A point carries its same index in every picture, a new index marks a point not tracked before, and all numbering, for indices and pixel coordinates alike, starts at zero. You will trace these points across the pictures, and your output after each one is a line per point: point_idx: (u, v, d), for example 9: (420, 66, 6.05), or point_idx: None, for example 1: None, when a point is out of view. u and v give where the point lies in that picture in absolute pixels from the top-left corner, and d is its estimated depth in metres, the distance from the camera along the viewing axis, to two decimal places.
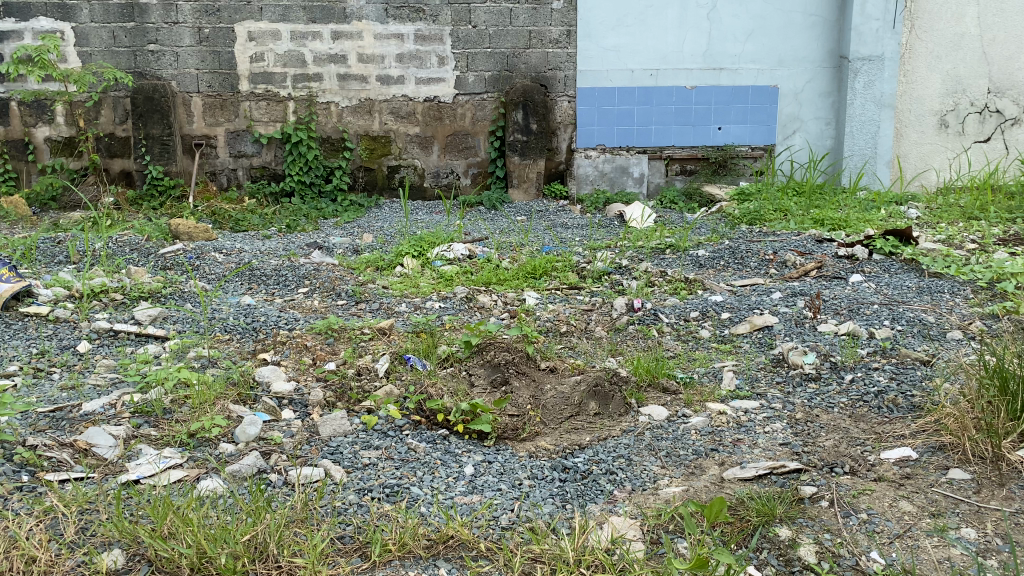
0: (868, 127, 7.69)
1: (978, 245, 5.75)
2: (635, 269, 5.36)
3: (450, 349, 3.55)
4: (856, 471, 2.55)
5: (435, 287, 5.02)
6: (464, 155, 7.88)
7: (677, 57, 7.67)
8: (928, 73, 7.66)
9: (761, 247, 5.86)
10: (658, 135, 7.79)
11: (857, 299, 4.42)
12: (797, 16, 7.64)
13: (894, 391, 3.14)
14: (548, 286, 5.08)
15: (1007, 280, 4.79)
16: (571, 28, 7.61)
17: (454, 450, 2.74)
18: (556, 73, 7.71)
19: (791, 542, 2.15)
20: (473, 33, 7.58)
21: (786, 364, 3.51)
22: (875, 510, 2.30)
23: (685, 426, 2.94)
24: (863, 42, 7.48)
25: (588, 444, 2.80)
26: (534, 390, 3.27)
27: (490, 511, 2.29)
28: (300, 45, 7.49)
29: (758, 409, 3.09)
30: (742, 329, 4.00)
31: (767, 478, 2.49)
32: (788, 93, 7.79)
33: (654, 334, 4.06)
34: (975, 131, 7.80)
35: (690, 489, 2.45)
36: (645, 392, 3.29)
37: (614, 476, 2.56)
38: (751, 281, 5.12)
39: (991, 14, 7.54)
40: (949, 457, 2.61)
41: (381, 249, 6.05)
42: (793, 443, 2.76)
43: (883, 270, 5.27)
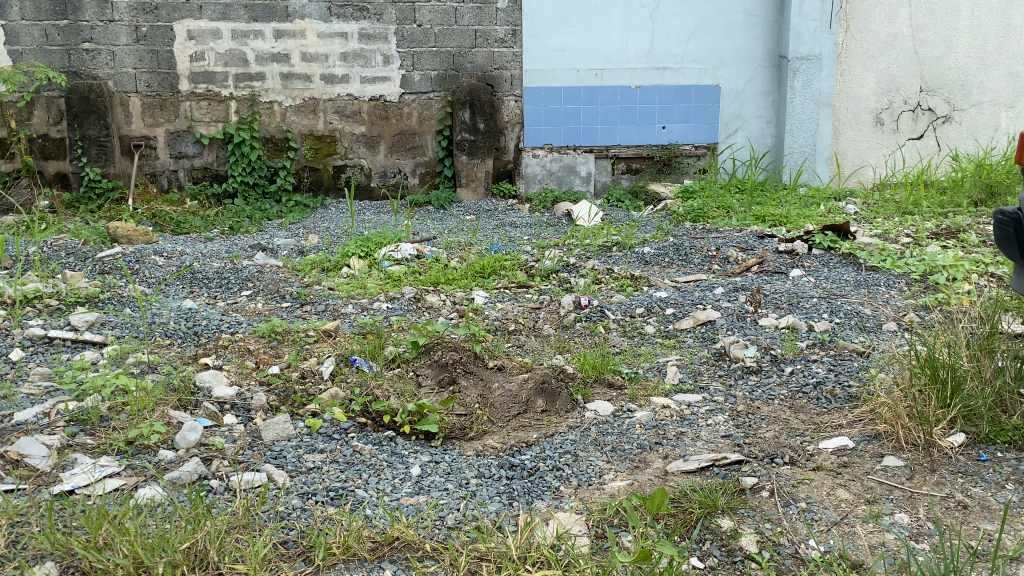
0: (807, 125, 7.88)
1: (912, 239, 5.93)
2: (582, 266, 5.40)
3: (397, 350, 3.53)
4: (795, 461, 2.60)
5: (383, 287, 4.99)
6: (411, 155, 7.85)
7: (622, 56, 7.74)
8: (863, 72, 7.88)
9: (704, 244, 5.95)
10: (604, 134, 7.86)
11: (797, 293, 4.52)
12: (737, 16, 7.77)
13: (831, 381, 3.23)
14: (496, 285, 5.09)
15: (939, 273, 4.96)
16: (515, 27, 7.64)
17: (401, 451, 2.72)
18: (502, 72, 7.72)
19: (733, 532, 2.18)
20: (418, 32, 7.55)
21: (727, 358, 3.58)
22: (813, 498, 2.36)
23: (630, 420, 2.97)
24: (801, 42, 7.66)
25: (535, 441, 2.81)
26: (482, 389, 3.27)
27: (436, 512, 2.28)
28: (242, 45, 7.37)
29: (701, 403, 3.14)
30: (685, 325, 4.07)
31: (709, 470, 2.53)
32: (730, 92, 7.93)
33: (601, 331, 4.10)
34: (909, 129, 8.04)
35: (635, 483, 2.47)
36: (591, 388, 3.32)
37: (561, 472, 2.57)
38: (695, 277, 5.20)
39: (922, 15, 7.76)
40: (884, 445, 2.69)
41: (327, 250, 6.00)
42: (734, 436, 2.81)
43: (822, 264, 5.40)
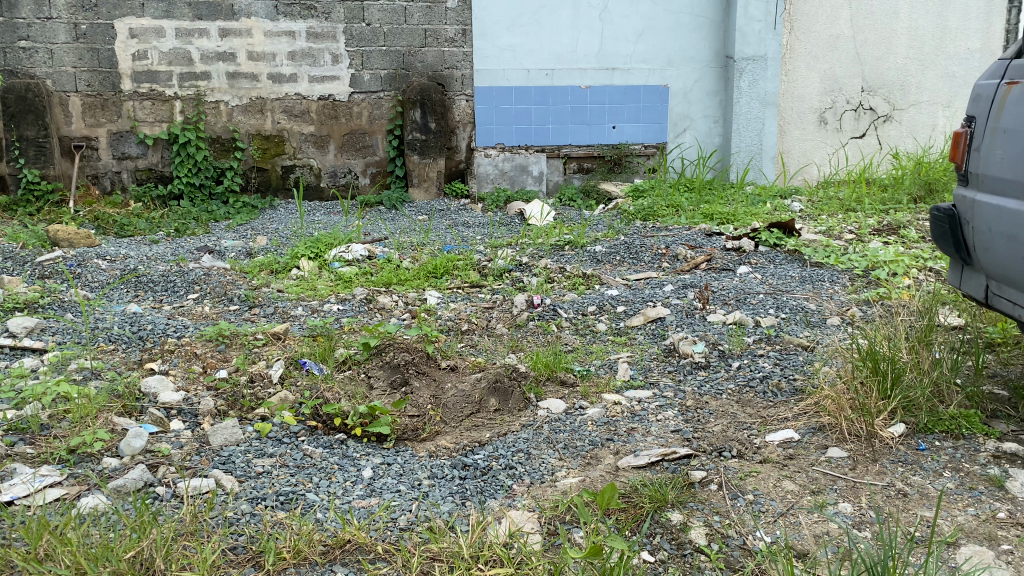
0: (754, 124, 8.02)
1: (855, 236, 6.08)
2: (535, 266, 5.42)
3: (348, 352, 3.51)
4: (743, 454, 2.65)
5: (334, 289, 4.95)
6: (361, 154, 7.80)
7: (572, 56, 7.79)
8: (807, 73, 8.06)
9: (654, 242, 6.03)
10: (556, 134, 7.89)
11: (743, 290, 4.61)
12: (684, 17, 7.88)
13: (777, 375, 3.30)
14: (449, 285, 5.08)
15: (880, 268, 5.10)
16: (466, 27, 7.64)
17: (352, 454, 2.70)
18: (452, 71, 7.71)
19: (682, 525, 2.21)
20: (367, 31, 7.50)
21: (677, 353, 3.64)
22: (760, 490, 2.41)
23: (582, 417, 3.00)
24: (747, 42, 7.80)
25: (488, 441, 2.82)
26: (435, 390, 3.26)
27: (389, 513, 2.26)
28: (186, 43, 7.23)
29: (651, 398, 3.18)
30: (636, 322, 4.12)
31: (659, 464, 2.56)
32: (678, 92, 8.04)
33: (554, 329, 4.12)
34: (852, 128, 8.24)
35: (587, 480, 2.49)
36: (543, 386, 3.34)
37: (513, 471, 2.58)
38: (645, 274, 5.27)
39: (862, 17, 7.95)
40: (828, 437, 2.75)
41: (276, 252, 5.92)
42: (684, 430, 2.85)
43: (769, 261, 5.51)
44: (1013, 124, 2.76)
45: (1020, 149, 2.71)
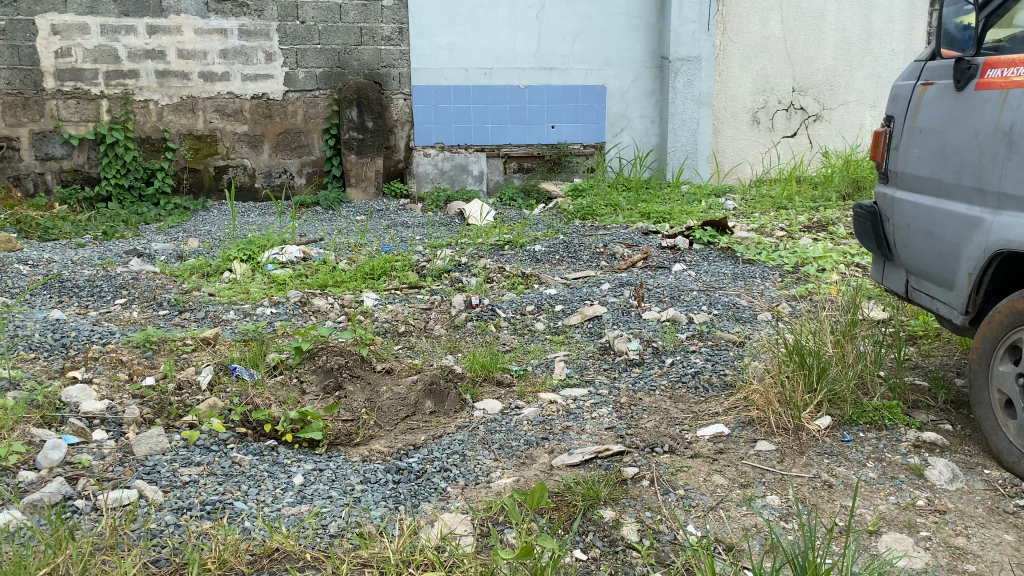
0: (689, 124, 8.15)
1: (786, 233, 6.23)
2: (474, 266, 5.41)
3: (280, 356, 3.44)
4: (675, 450, 2.68)
5: (267, 292, 4.85)
6: (297, 154, 7.68)
7: (510, 56, 7.79)
8: (740, 73, 8.21)
9: (593, 241, 6.08)
10: (495, 133, 7.89)
11: (678, 287, 4.68)
12: (620, 18, 7.96)
13: (708, 371, 3.35)
14: (387, 286, 5.04)
15: (809, 264, 5.23)
16: (402, 25, 7.58)
17: (283, 460, 2.65)
18: (389, 70, 7.64)
19: (614, 522, 2.22)
20: (301, 28, 7.39)
21: (612, 351, 3.67)
22: (691, 485, 2.44)
23: (518, 417, 2.99)
24: (681, 43, 7.92)
25: (423, 443, 2.79)
26: (369, 393, 3.21)
27: (319, 521, 2.22)
28: (112, 40, 7.00)
29: (587, 396, 3.20)
30: (574, 321, 4.13)
31: (593, 462, 2.58)
32: (615, 92, 8.11)
33: (492, 330, 4.11)
34: (783, 127, 8.43)
35: (521, 480, 2.48)
36: (480, 387, 3.32)
37: (447, 473, 2.56)
38: (583, 273, 5.30)
39: (792, 19, 8.14)
40: (757, 430, 2.81)
41: (207, 255, 5.78)
42: (618, 427, 2.87)
43: (703, 258, 5.61)
44: (929, 122, 2.86)
45: (936, 146, 2.81)
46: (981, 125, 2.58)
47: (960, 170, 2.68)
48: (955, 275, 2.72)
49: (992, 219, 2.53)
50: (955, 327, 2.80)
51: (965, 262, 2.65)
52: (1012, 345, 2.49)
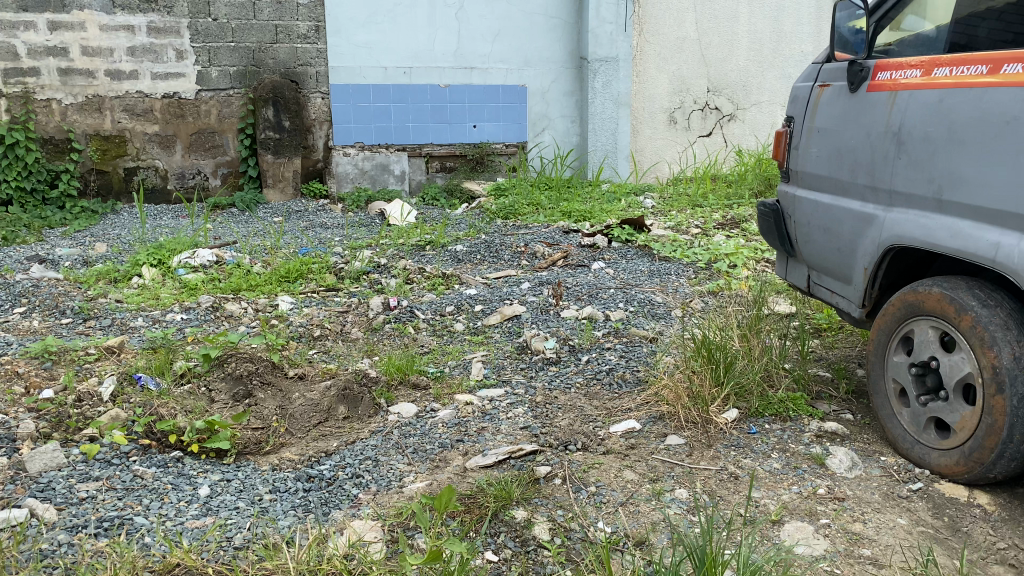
0: (608, 124, 8.26)
1: (701, 230, 6.37)
2: (393, 266, 5.36)
3: (187, 365, 3.33)
4: (587, 447, 2.71)
5: (178, 298, 4.70)
6: (211, 154, 7.48)
7: (430, 55, 7.73)
8: (657, 73, 8.37)
9: (513, 240, 6.09)
10: (416, 132, 7.82)
11: (596, 285, 4.74)
12: (539, 18, 8.00)
13: (622, 367, 3.40)
14: (303, 290, 4.95)
15: (721, 260, 5.37)
16: (318, 23, 7.44)
17: (189, 472, 2.57)
18: (307, 69, 7.50)
19: (526, 522, 2.22)
20: (214, 26, 7.20)
21: (529, 351, 3.69)
22: (602, 482, 2.46)
23: (433, 420, 2.97)
24: (600, 43, 8.01)
25: (335, 450, 2.75)
26: (281, 400, 3.15)
27: (223, 533, 2.16)
28: (11, 37, 6.69)
29: (503, 396, 3.20)
30: (493, 321, 4.13)
31: (506, 463, 2.58)
32: (535, 92, 8.16)
33: (410, 331, 4.07)
34: (699, 127, 8.62)
35: (434, 483, 2.47)
36: (395, 390, 3.28)
37: (360, 480, 2.52)
38: (504, 273, 5.30)
39: (706, 21, 8.31)
40: (667, 425, 2.86)
41: (115, 260, 5.57)
42: (533, 426, 2.88)
43: (621, 256, 5.69)
44: (826, 122, 2.96)
45: (832, 147, 2.91)
46: (872, 126, 2.69)
47: (854, 169, 2.78)
48: (852, 270, 2.83)
49: (885, 215, 2.63)
50: (852, 319, 2.90)
51: (860, 257, 2.76)
52: (905, 336, 2.60)
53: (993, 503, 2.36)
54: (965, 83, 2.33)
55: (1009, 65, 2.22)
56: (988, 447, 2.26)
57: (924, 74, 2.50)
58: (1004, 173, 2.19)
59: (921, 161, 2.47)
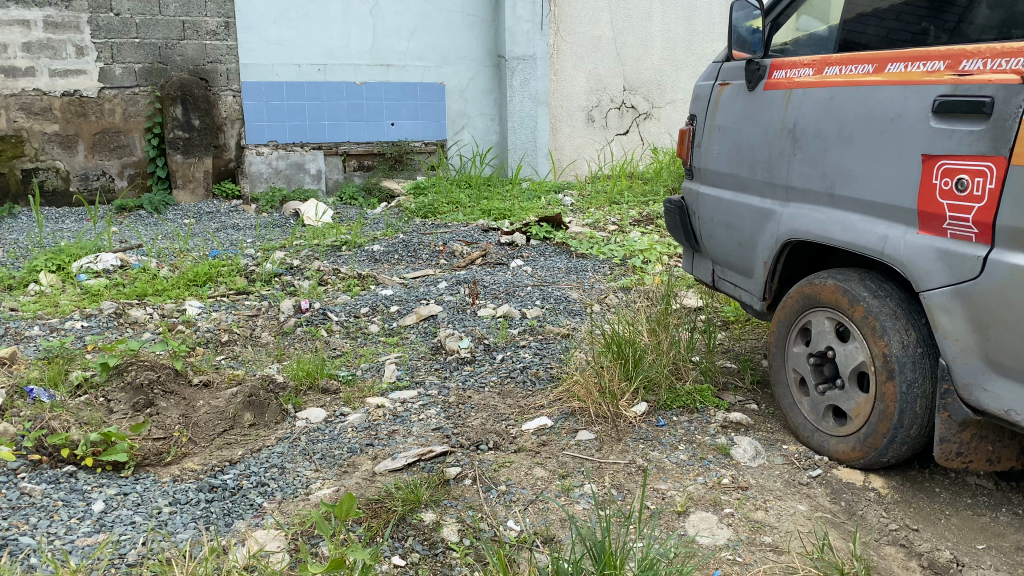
0: (527, 122, 8.29)
1: (618, 227, 6.45)
2: (307, 268, 5.25)
3: (84, 375, 3.18)
4: (499, 446, 2.71)
5: (78, 304, 4.49)
6: (116, 155, 7.20)
7: (344, 52, 7.59)
8: (574, 72, 8.40)
9: (432, 239, 6.05)
10: (331, 131, 7.69)
11: (513, 284, 4.74)
12: (456, 16, 7.97)
13: (536, 365, 3.42)
14: (213, 294, 4.80)
15: (636, 256, 5.45)
16: (228, 19, 7.23)
17: (82, 487, 2.45)
18: (217, 66, 7.28)
19: (435, 525, 2.20)
20: (116, 21, 6.94)
21: (443, 351, 3.66)
22: (512, 480, 2.46)
23: (342, 425, 2.92)
24: (516, 42, 8.04)
25: (239, 458, 2.67)
26: (184, 409, 3.03)
27: (115, 550, 2.07)
28: None
29: (416, 398, 3.17)
30: (408, 321, 4.09)
31: (416, 465, 2.55)
32: (453, 90, 8.12)
33: (323, 334, 3.98)
34: (616, 125, 8.71)
35: (342, 489, 2.42)
36: (304, 395, 3.21)
37: (264, 488, 2.46)
38: (422, 272, 5.24)
39: (620, 20, 8.39)
40: (578, 420, 2.88)
41: (10, 266, 5.29)
42: (444, 427, 2.86)
43: (539, 253, 5.72)
44: (726, 120, 3.03)
45: (732, 144, 2.98)
46: (769, 123, 2.76)
47: (753, 166, 2.85)
48: (753, 264, 2.90)
49: (782, 210, 2.71)
50: (754, 312, 2.97)
51: (760, 252, 2.83)
52: (803, 328, 2.68)
53: (887, 485, 2.45)
54: (853, 81, 2.43)
55: (893, 64, 2.31)
56: (882, 432, 2.34)
57: (816, 73, 2.59)
58: (889, 167, 2.28)
59: (814, 157, 2.55)
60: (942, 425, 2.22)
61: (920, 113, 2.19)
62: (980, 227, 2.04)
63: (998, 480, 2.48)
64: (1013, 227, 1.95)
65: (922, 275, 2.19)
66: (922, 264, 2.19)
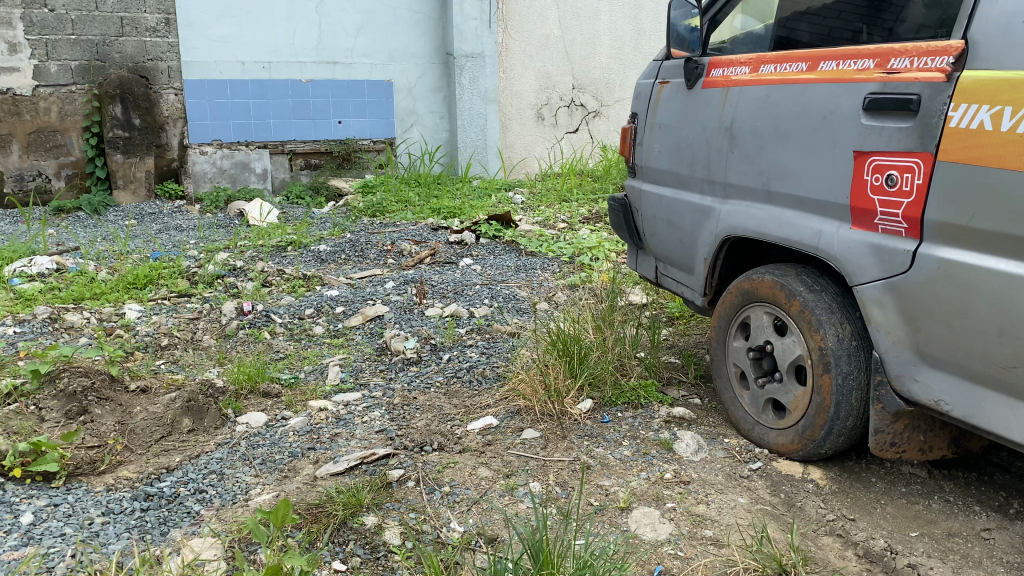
0: (477, 120, 8.25)
1: (568, 224, 6.47)
2: (250, 269, 5.15)
3: (14, 383, 3.06)
4: (444, 446, 2.69)
5: (11, 309, 4.34)
6: (53, 155, 7.00)
7: (290, 49, 7.46)
8: (523, 70, 8.39)
9: (380, 239, 6.00)
10: (277, 129, 7.57)
11: (461, 282, 4.73)
12: (403, 13, 7.90)
13: (482, 364, 3.41)
14: (154, 296, 4.69)
15: (584, 254, 5.48)
16: (169, 16, 7.05)
17: (10, 499, 2.36)
18: (157, 64, 7.10)
19: (376, 528, 2.17)
20: (51, 17, 6.73)
21: (389, 351, 3.62)
22: (456, 481, 2.45)
23: (283, 429, 2.88)
24: (464, 40, 7.97)
25: (177, 465, 2.61)
26: (121, 416, 2.94)
27: (42, 563, 2.00)
28: None
29: (360, 400, 3.13)
30: (355, 322, 4.04)
31: (358, 468, 2.52)
32: (402, 88, 8.06)
33: (266, 337, 3.91)
34: (566, 123, 8.75)
35: (282, 494, 2.38)
36: (244, 400, 3.15)
37: (202, 495, 2.40)
38: (369, 272, 5.19)
39: (568, 18, 8.41)
40: (524, 419, 2.88)
41: None
42: (388, 429, 2.83)
43: (489, 252, 5.70)
44: (666, 119, 3.06)
45: (672, 141, 3.01)
46: (707, 121, 2.79)
47: (692, 163, 2.88)
48: (694, 261, 2.93)
49: (720, 207, 2.74)
50: (697, 308, 3.00)
51: (701, 248, 2.86)
52: (742, 323, 2.72)
53: (825, 477, 2.50)
54: (788, 79, 2.46)
55: (825, 62, 2.36)
56: (819, 424, 2.38)
57: (752, 71, 2.62)
58: (823, 163, 2.32)
59: (751, 155, 2.58)
60: (876, 416, 2.26)
61: (851, 110, 2.23)
62: (909, 222, 2.08)
63: (931, 468, 2.54)
64: (940, 221, 1.99)
65: (855, 270, 2.23)
66: (855, 259, 2.23)
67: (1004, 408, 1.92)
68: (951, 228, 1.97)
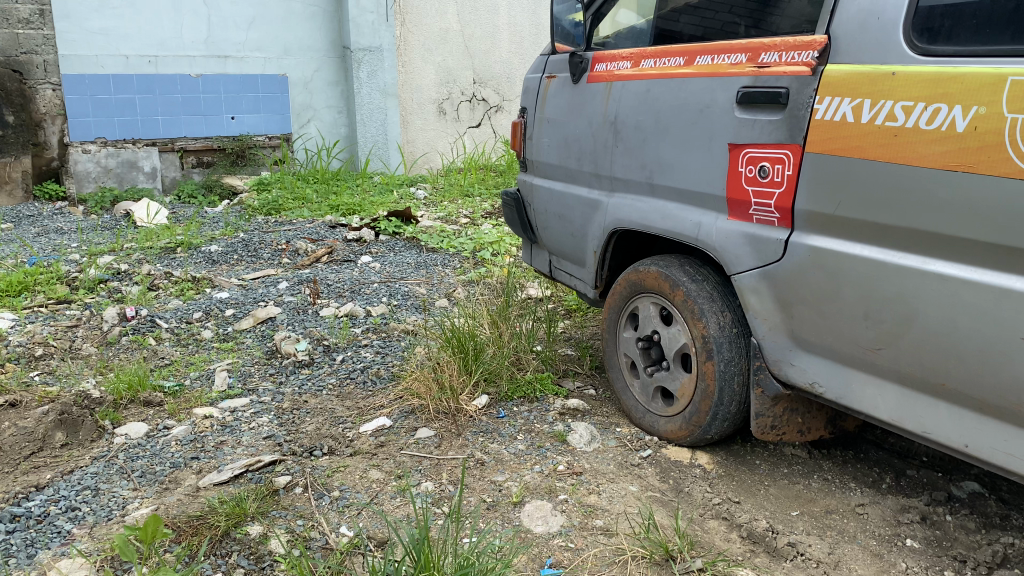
0: (376, 115, 8.10)
1: (470, 220, 6.46)
2: (136, 273, 4.91)
3: None
4: (334, 450, 2.63)
5: None
6: None
7: (177, 43, 7.16)
8: (422, 64, 8.31)
9: (275, 238, 5.84)
10: (167, 126, 7.28)
11: (358, 281, 4.65)
12: (296, 6, 7.68)
13: (377, 364, 3.35)
14: (29, 304, 4.41)
15: (484, 249, 5.48)
16: (43, 6, 6.64)
17: None
18: (31, 57, 6.68)
19: (261, 537, 2.10)
20: None
21: (279, 354, 3.52)
22: (346, 484, 2.40)
23: (166, 439, 2.75)
24: (361, 33, 7.81)
25: (48, 483, 2.45)
26: None
27: None
28: None
29: (247, 406, 3.03)
30: (245, 325, 3.91)
31: (243, 477, 2.44)
32: (297, 83, 7.84)
33: (151, 343, 3.75)
34: (468, 117, 8.72)
35: (161, 507, 2.28)
36: (123, 410, 3.00)
37: (74, 513, 2.27)
38: (262, 272, 5.04)
39: (467, 12, 8.38)
40: (419, 418, 2.85)
41: None
42: (277, 435, 2.76)
43: (389, 249, 5.62)
44: (554, 113, 3.08)
45: (560, 136, 3.03)
46: (593, 115, 2.82)
47: (580, 158, 2.90)
48: (584, 254, 2.96)
49: (607, 200, 2.77)
50: (589, 300, 3.03)
51: (590, 241, 2.89)
52: (631, 313, 2.76)
53: (712, 461, 2.56)
54: (666, 74, 2.51)
55: (701, 57, 2.41)
56: (704, 410, 2.44)
57: (634, 66, 2.67)
58: (700, 155, 2.37)
59: (634, 148, 2.62)
60: (757, 401, 2.33)
61: (726, 104, 2.28)
62: (781, 212, 2.14)
63: (811, 448, 2.64)
64: (809, 211, 2.06)
65: (734, 259, 2.29)
66: (734, 248, 2.28)
67: (872, 388, 2.01)
68: (819, 216, 2.05)
